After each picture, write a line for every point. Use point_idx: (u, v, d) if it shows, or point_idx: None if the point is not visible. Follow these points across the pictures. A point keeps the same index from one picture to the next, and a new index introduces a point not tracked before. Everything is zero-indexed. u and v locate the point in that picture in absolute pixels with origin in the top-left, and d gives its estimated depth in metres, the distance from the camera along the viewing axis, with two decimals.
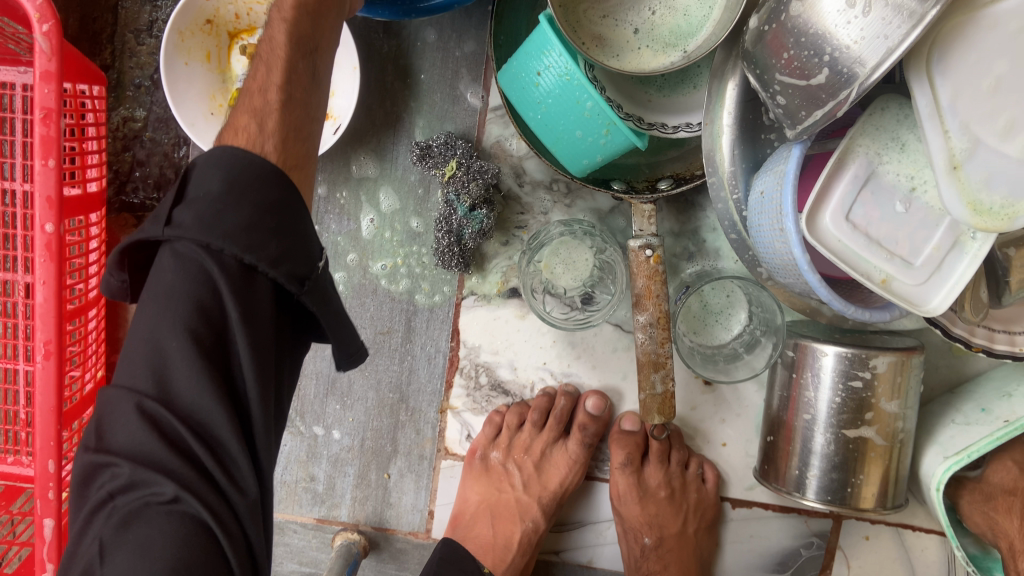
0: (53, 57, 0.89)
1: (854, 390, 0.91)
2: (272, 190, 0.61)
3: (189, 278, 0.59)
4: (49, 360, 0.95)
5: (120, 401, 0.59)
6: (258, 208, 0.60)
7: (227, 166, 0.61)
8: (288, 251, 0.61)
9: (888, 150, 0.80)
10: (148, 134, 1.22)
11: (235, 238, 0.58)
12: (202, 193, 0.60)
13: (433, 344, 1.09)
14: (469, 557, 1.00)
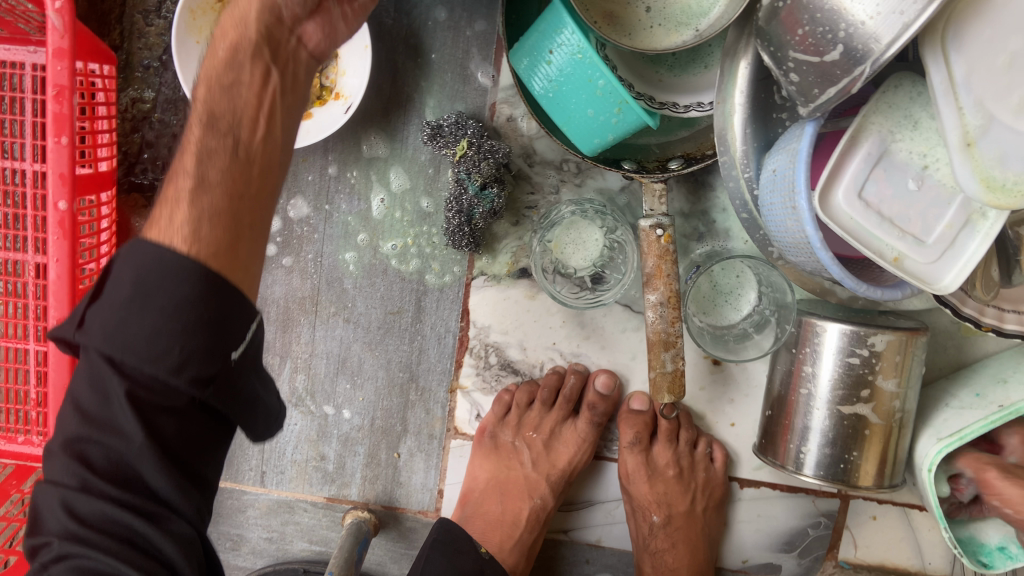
0: (65, 34, 0.89)
1: (851, 366, 0.91)
2: (189, 288, 0.58)
3: (99, 384, 0.58)
4: (62, 337, 0.96)
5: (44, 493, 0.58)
6: (166, 312, 0.57)
7: (144, 265, 0.58)
8: (210, 350, 0.58)
9: (900, 128, 0.80)
10: (156, 116, 1.22)
11: (140, 349, 0.57)
12: (111, 296, 0.58)
13: (443, 324, 1.09)
14: (465, 537, 0.98)
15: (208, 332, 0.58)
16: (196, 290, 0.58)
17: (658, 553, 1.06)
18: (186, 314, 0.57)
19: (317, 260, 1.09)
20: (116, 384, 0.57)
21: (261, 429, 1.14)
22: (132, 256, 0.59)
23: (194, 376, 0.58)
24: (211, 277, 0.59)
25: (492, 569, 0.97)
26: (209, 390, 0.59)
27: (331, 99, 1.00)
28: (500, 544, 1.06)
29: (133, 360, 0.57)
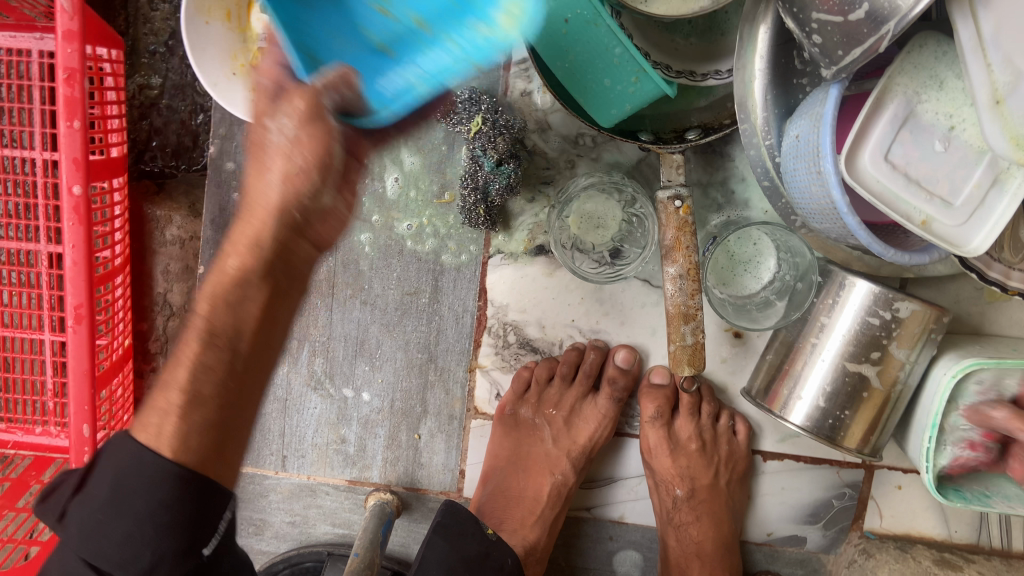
0: (75, 16, 0.88)
1: (869, 327, 0.91)
2: (168, 488, 0.59)
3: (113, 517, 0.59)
4: (80, 324, 0.95)
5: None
6: (140, 516, 0.58)
7: (123, 463, 0.60)
8: (193, 532, 0.61)
9: (927, 88, 0.80)
10: (164, 101, 1.21)
11: (112, 554, 0.59)
12: (94, 493, 0.60)
13: (461, 303, 1.08)
14: (471, 519, 0.95)
15: (186, 516, 0.60)
16: (184, 484, 0.59)
17: (682, 526, 1.05)
18: (155, 518, 0.59)
19: (332, 241, 1.08)
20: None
21: (281, 413, 1.13)
22: (116, 444, 0.61)
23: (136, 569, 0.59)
24: (191, 478, 0.60)
25: (497, 554, 0.94)
26: None
27: None
28: (522, 520, 1.06)
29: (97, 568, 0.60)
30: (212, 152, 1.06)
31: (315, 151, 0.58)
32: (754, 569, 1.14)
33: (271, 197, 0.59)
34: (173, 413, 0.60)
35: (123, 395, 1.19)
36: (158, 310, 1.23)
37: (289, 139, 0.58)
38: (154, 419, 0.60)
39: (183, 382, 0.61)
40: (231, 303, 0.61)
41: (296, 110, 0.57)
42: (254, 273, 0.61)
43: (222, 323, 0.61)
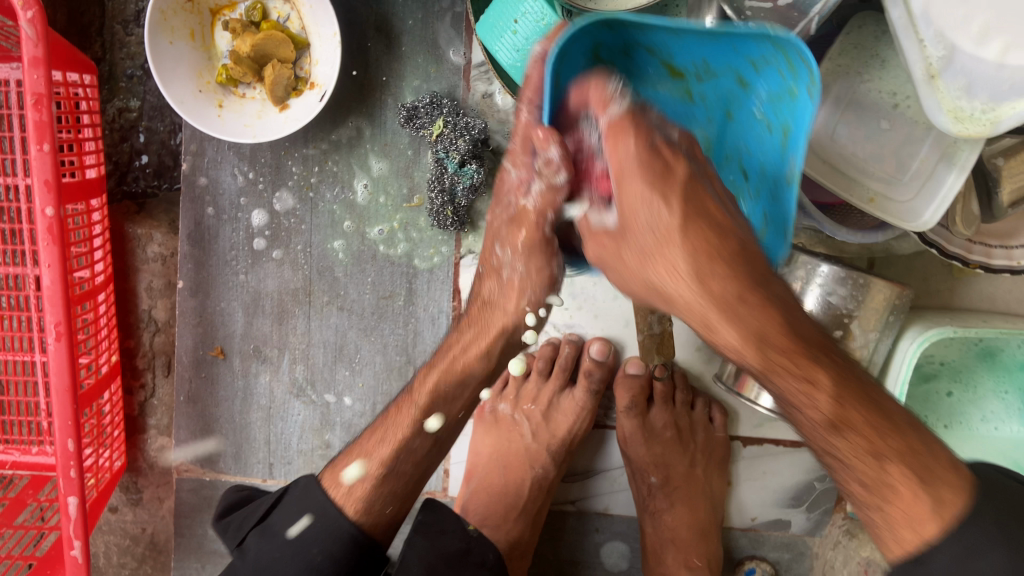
0: (39, 42, 0.90)
1: (832, 305, 0.93)
2: (341, 546, 0.81)
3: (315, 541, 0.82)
4: (61, 342, 0.97)
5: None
6: (312, 566, 0.80)
7: (310, 509, 0.84)
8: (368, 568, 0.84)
9: (869, 68, 0.83)
10: (144, 124, 1.24)
11: None
12: (276, 533, 0.84)
13: (435, 304, 1.09)
14: (451, 518, 0.95)
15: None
16: (354, 548, 0.82)
17: (657, 513, 1.07)
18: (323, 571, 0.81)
19: (307, 250, 1.10)
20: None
21: (265, 421, 1.15)
22: (309, 492, 0.85)
23: None
24: (361, 543, 0.82)
25: (478, 549, 0.95)
26: None
27: (308, 89, 1.02)
28: (504, 515, 1.06)
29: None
30: (185, 168, 1.08)
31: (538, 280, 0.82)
32: (739, 555, 1.14)
33: (503, 323, 0.86)
34: (368, 480, 0.84)
35: (113, 411, 1.21)
36: (144, 326, 1.26)
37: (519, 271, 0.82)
38: (350, 481, 0.84)
39: (384, 454, 0.85)
40: (450, 393, 0.87)
41: (533, 237, 0.79)
42: (474, 375, 0.88)
43: (436, 404, 0.86)
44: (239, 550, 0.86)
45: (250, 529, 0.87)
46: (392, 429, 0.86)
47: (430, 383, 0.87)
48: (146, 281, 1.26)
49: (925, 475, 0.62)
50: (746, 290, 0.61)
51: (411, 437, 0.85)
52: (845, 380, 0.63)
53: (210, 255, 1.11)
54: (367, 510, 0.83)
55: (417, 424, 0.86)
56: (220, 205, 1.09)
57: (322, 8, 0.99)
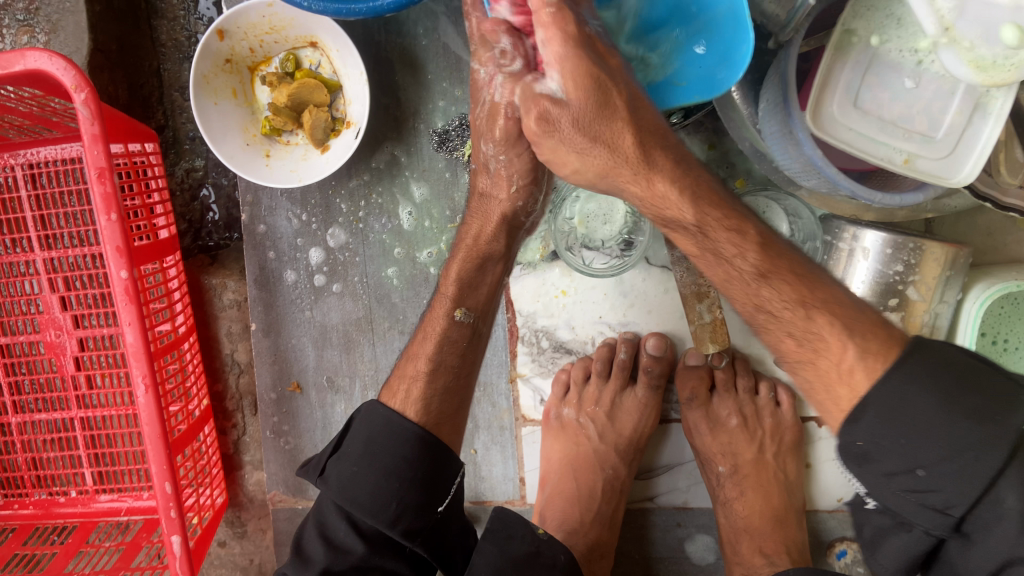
0: (95, 120, 0.98)
1: (889, 275, 0.90)
2: (410, 449, 0.85)
3: (375, 461, 0.84)
4: (149, 393, 1.05)
5: (324, 512, 0.87)
6: (391, 471, 0.83)
7: (376, 427, 0.86)
8: (436, 475, 0.85)
9: (886, 28, 0.79)
10: (211, 180, 1.33)
11: (365, 502, 0.82)
12: (350, 452, 0.85)
13: (490, 318, 1.12)
14: (520, 522, 0.93)
15: (419, 489, 0.84)
16: (423, 446, 0.85)
17: (729, 503, 1.07)
18: (401, 475, 0.83)
19: (364, 281, 1.15)
20: (344, 527, 0.85)
21: None
22: (369, 414, 0.88)
23: (399, 517, 0.83)
24: (429, 440, 0.86)
25: (549, 551, 0.91)
26: (403, 523, 0.83)
27: (345, 129, 1.08)
28: (581, 518, 1.08)
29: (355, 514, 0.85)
30: (244, 218, 1.15)
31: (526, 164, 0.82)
32: (829, 537, 1.11)
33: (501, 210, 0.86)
34: (421, 379, 0.90)
35: (210, 451, 1.29)
36: (229, 369, 1.35)
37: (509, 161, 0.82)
38: (406, 387, 0.90)
39: (430, 350, 0.91)
40: (471, 279, 0.91)
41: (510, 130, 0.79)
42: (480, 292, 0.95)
43: (464, 295, 0.91)
44: (322, 481, 0.86)
45: (325, 459, 0.87)
46: (432, 331, 0.92)
47: (455, 271, 0.91)
48: (225, 327, 1.34)
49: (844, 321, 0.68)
50: (683, 168, 0.71)
51: (450, 326, 0.91)
52: (772, 252, 0.71)
53: (277, 296, 1.17)
54: (427, 411, 0.88)
55: (450, 315, 0.91)
56: (279, 248, 1.15)
57: (348, 50, 1.03)
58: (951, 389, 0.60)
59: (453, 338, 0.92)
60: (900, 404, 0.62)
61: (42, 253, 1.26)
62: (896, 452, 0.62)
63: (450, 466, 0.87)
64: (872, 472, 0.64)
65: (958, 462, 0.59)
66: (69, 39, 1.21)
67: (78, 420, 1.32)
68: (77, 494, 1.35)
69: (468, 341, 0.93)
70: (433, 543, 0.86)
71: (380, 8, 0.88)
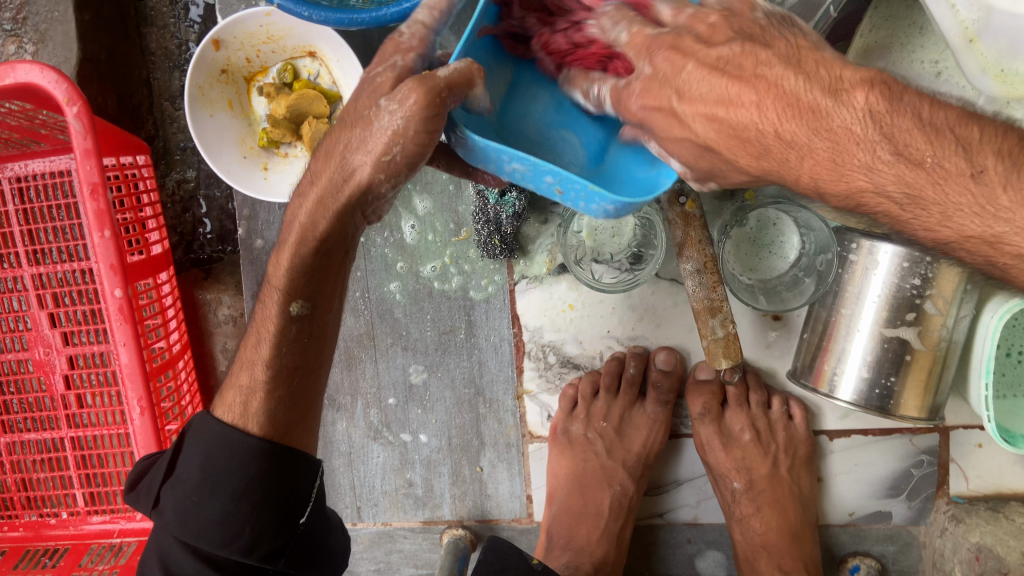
0: (88, 135, 0.95)
1: (906, 289, 0.88)
2: (254, 467, 0.72)
3: (217, 482, 0.71)
4: (145, 416, 1.02)
5: (165, 546, 0.73)
6: (234, 494, 0.70)
7: (212, 445, 0.73)
8: (292, 490, 0.73)
9: (909, 39, 0.78)
10: (202, 192, 1.30)
11: (212, 533, 0.70)
12: (186, 478, 0.72)
13: (496, 333, 1.10)
14: (514, 553, 0.90)
15: (273, 508, 0.71)
16: (269, 462, 0.72)
17: (744, 519, 1.05)
18: (250, 496, 0.71)
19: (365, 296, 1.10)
20: (187, 560, 0.71)
21: (346, 466, 1.16)
22: (198, 431, 0.74)
23: (256, 545, 0.71)
24: (274, 452, 0.72)
25: None
26: (262, 547, 0.71)
27: None
28: (588, 536, 1.05)
29: (196, 548, 0.71)
30: (241, 233, 1.12)
31: (414, 141, 0.59)
32: (841, 552, 1.10)
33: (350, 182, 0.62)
34: (259, 389, 0.73)
35: None
36: (224, 387, 1.31)
37: (394, 128, 0.58)
38: (241, 397, 0.74)
39: (266, 354, 0.73)
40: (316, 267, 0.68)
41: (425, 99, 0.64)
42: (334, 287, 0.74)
43: (299, 285, 0.69)
44: (155, 512, 0.75)
45: (160, 485, 0.75)
46: (264, 325, 0.73)
47: (287, 262, 0.68)
48: (221, 343, 1.31)
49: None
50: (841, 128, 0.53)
51: (286, 323, 0.71)
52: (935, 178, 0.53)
53: None
54: (271, 424, 0.73)
55: (283, 311, 0.71)
56: (278, 263, 1.12)
57: (349, 60, 1.01)
58: None
59: (293, 334, 0.72)
60: None
61: (30, 268, 1.23)
62: None
63: (307, 466, 0.75)
64: None
65: None
66: (58, 49, 1.18)
67: (69, 440, 1.28)
68: (68, 515, 1.31)
69: (308, 336, 0.73)
70: (304, 557, 0.74)
71: (387, 20, 0.85)
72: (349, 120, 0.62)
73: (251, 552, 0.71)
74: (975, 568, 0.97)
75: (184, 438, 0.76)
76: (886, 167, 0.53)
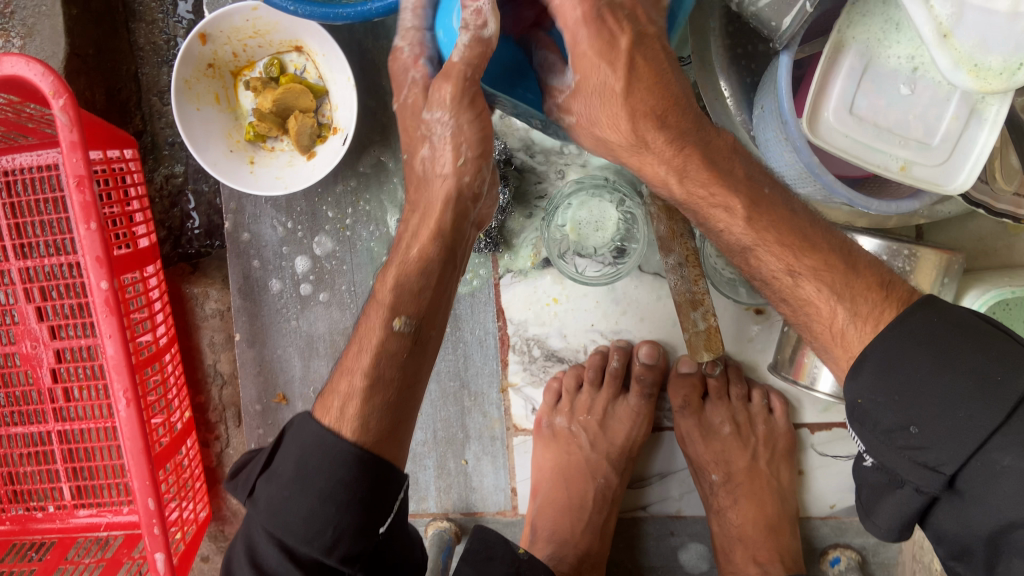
0: (74, 127, 0.95)
1: None
2: (348, 470, 0.71)
3: (315, 477, 0.70)
4: (131, 407, 1.03)
5: (254, 543, 0.73)
6: (324, 494, 0.69)
7: (308, 445, 0.73)
8: (375, 497, 0.71)
9: (886, 34, 0.79)
10: (191, 187, 1.30)
11: (298, 529, 0.70)
12: (281, 474, 0.72)
13: (481, 326, 1.11)
14: (501, 540, 0.91)
15: (359, 510, 0.70)
16: (361, 468, 0.71)
17: (722, 511, 1.06)
18: (338, 497, 0.69)
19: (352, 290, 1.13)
20: (275, 554, 0.70)
21: None
22: (301, 430, 0.75)
23: (340, 547, 0.69)
24: (368, 460, 0.71)
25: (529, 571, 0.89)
26: (342, 550, 0.69)
27: (331, 135, 1.06)
28: (572, 529, 1.06)
29: (286, 544, 0.70)
30: (227, 226, 1.12)
31: (473, 134, 0.73)
32: (821, 544, 1.11)
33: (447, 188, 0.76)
34: (357, 396, 0.75)
35: (193, 464, 1.26)
36: (211, 380, 1.32)
37: (454, 130, 0.73)
38: (339, 404, 0.75)
39: (366, 364, 0.76)
40: (416, 285, 0.77)
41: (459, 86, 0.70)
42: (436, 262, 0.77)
43: (403, 301, 0.77)
44: (250, 502, 0.75)
45: (257, 476, 0.75)
46: (367, 338, 0.78)
47: (391, 278, 0.77)
48: (208, 337, 1.31)
49: (828, 295, 0.73)
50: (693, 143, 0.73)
51: (388, 338, 0.76)
52: (760, 214, 0.74)
53: (262, 305, 1.15)
54: (366, 430, 0.73)
55: (387, 326, 0.76)
56: (264, 257, 1.13)
57: (335, 54, 1.02)
58: (949, 355, 0.63)
59: (395, 351, 0.77)
60: (894, 363, 0.66)
61: (17, 262, 1.23)
62: (893, 408, 0.65)
63: (395, 480, 0.73)
64: (870, 432, 0.67)
65: (955, 441, 0.61)
66: (45, 43, 1.18)
67: (55, 433, 1.28)
68: (54, 509, 1.31)
69: (410, 354, 0.78)
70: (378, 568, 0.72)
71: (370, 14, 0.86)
72: (408, 148, 0.78)
73: (330, 553, 0.69)
74: None
75: (283, 436, 0.76)
76: (736, 196, 0.75)
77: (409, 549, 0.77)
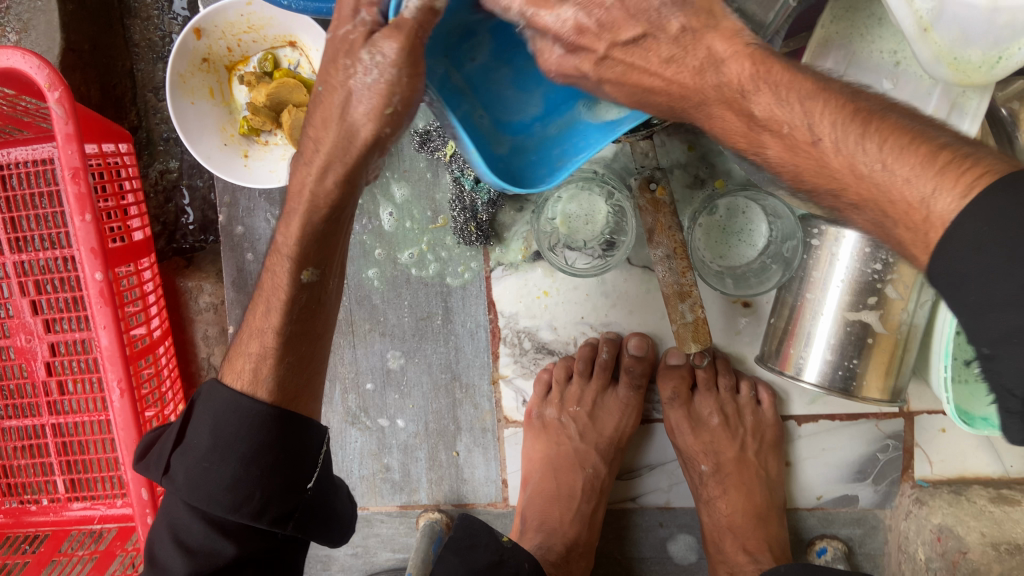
0: (69, 120, 0.96)
1: (869, 273, 0.90)
2: (265, 433, 0.72)
3: (235, 446, 0.71)
4: (124, 397, 1.04)
5: (176, 518, 0.72)
6: (246, 459, 0.71)
7: (219, 414, 0.73)
8: (297, 455, 0.74)
9: (869, 29, 0.81)
10: (185, 182, 1.32)
11: (222, 497, 0.70)
12: (197, 445, 0.72)
13: (472, 319, 1.12)
14: (485, 530, 0.92)
15: (279, 473, 0.72)
16: (274, 426, 0.73)
17: (711, 501, 1.07)
18: (261, 461, 0.71)
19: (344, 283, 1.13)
20: (197, 527, 0.71)
21: None
22: (209, 398, 0.74)
23: (268, 510, 0.71)
24: (282, 417, 0.73)
25: (512, 560, 0.90)
26: (273, 510, 0.71)
27: None
28: (561, 518, 1.07)
29: (209, 515, 0.71)
30: (221, 220, 1.13)
31: (411, 86, 0.59)
32: (809, 535, 1.13)
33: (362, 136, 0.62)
34: (270, 355, 0.74)
35: None
36: (205, 374, 1.33)
37: (388, 79, 0.58)
38: (252, 364, 0.75)
39: (277, 323, 0.74)
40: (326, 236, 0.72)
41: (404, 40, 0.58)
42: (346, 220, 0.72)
43: (310, 253, 0.71)
44: (166, 480, 0.73)
45: (170, 453, 0.74)
46: (273, 294, 0.74)
47: (298, 227, 0.69)
48: (202, 331, 1.32)
49: (887, 209, 0.55)
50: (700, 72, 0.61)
51: (297, 291, 0.73)
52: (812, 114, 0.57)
53: (255, 298, 1.16)
54: (281, 389, 0.74)
55: (293, 278, 0.72)
56: (258, 250, 1.14)
57: None
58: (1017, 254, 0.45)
59: (303, 302, 0.74)
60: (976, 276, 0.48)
61: (13, 255, 1.24)
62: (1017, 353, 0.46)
63: (313, 431, 0.76)
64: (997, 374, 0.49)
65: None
66: (40, 38, 1.19)
67: (50, 426, 1.29)
68: (49, 502, 1.32)
69: (318, 302, 0.75)
70: (312, 518, 0.76)
71: None
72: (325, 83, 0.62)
73: (261, 517, 0.71)
74: (937, 548, 0.99)
75: (187, 408, 0.76)
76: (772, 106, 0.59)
77: (339, 495, 0.81)
